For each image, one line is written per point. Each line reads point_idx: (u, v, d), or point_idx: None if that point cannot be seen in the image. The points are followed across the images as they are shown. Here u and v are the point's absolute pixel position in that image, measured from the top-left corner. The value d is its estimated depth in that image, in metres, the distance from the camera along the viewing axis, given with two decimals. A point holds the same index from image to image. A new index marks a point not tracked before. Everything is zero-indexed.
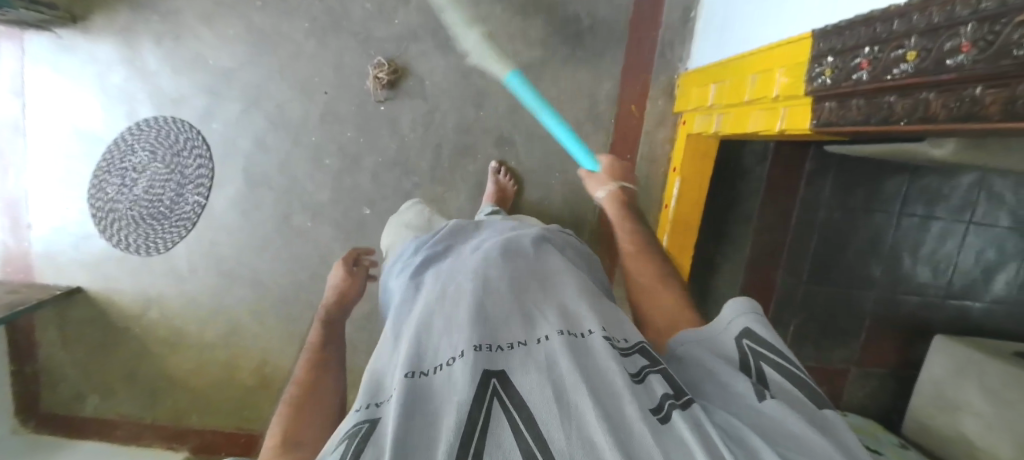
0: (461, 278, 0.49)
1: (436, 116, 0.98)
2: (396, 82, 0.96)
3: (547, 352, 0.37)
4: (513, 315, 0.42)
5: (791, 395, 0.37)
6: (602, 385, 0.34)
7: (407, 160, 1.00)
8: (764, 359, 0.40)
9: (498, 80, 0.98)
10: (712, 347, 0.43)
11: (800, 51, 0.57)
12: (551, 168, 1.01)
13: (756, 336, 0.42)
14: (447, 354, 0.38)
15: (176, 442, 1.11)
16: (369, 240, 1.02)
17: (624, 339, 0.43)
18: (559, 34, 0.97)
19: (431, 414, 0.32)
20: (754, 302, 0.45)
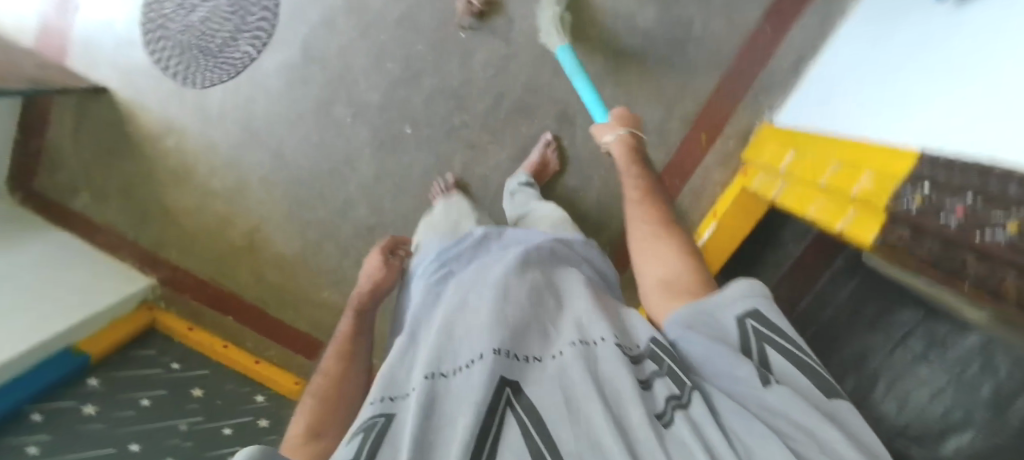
0: (483, 285, 0.50)
1: (511, 65, 0.94)
2: (485, 18, 0.93)
3: (562, 365, 0.38)
4: (532, 332, 0.43)
5: (799, 378, 0.35)
6: (614, 392, 0.35)
7: (465, 96, 0.96)
8: (766, 339, 0.37)
9: (586, 54, 0.93)
10: (707, 327, 0.40)
11: (897, 164, 0.54)
12: (599, 163, 0.97)
13: (761, 317, 0.38)
14: (466, 356, 0.40)
15: (149, 269, 1.15)
16: (398, 157, 1.00)
17: (636, 345, 0.43)
18: (663, 34, 0.92)
19: (454, 413, 0.35)
20: (754, 281, 0.41)
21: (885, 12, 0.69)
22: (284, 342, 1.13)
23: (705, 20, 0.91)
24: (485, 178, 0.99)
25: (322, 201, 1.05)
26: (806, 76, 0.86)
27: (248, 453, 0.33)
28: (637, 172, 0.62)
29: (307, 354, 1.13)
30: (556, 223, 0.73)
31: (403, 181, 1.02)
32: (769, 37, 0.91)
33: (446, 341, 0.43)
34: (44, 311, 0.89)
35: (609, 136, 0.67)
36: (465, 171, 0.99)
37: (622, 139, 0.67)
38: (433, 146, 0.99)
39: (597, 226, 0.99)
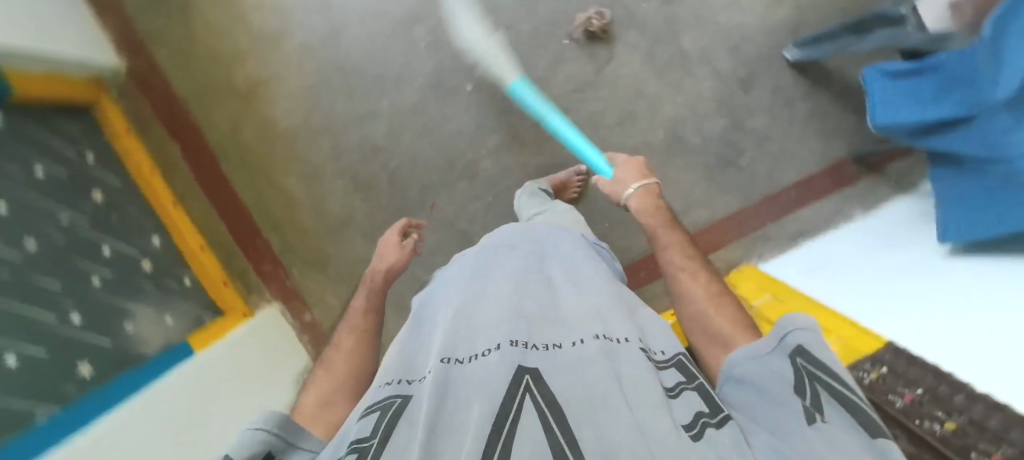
0: (497, 288, 0.55)
1: (588, 92, 0.97)
2: (592, 40, 0.97)
3: (579, 355, 0.42)
4: (551, 327, 0.48)
5: (850, 421, 0.34)
6: (643, 390, 0.38)
7: (534, 92, 0.98)
8: (820, 380, 0.37)
9: (652, 123, 0.98)
10: (758, 367, 0.42)
11: (865, 343, 0.65)
12: (610, 216, 1.01)
13: (808, 356, 0.39)
14: (483, 346, 0.45)
15: (122, 49, 1.05)
16: (443, 105, 0.99)
17: (662, 352, 0.48)
18: (720, 146, 0.99)
19: (480, 388, 0.38)
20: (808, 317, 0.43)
21: (879, 249, 0.89)
22: (212, 202, 1.07)
23: (756, 157, 1.00)
24: (508, 170, 1.00)
25: (348, 97, 1.01)
26: (795, 250, 0.99)
27: (263, 418, 0.40)
28: (670, 228, 0.67)
29: (229, 225, 1.07)
30: (564, 227, 0.75)
31: (433, 127, 1.00)
32: (791, 200, 1.02)
33: (455, 330, 0.48)
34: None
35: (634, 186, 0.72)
36: (494, 152, 1.00)
37: (646, 191, 0.72)
38: (481, 113, 0.99)
39: None
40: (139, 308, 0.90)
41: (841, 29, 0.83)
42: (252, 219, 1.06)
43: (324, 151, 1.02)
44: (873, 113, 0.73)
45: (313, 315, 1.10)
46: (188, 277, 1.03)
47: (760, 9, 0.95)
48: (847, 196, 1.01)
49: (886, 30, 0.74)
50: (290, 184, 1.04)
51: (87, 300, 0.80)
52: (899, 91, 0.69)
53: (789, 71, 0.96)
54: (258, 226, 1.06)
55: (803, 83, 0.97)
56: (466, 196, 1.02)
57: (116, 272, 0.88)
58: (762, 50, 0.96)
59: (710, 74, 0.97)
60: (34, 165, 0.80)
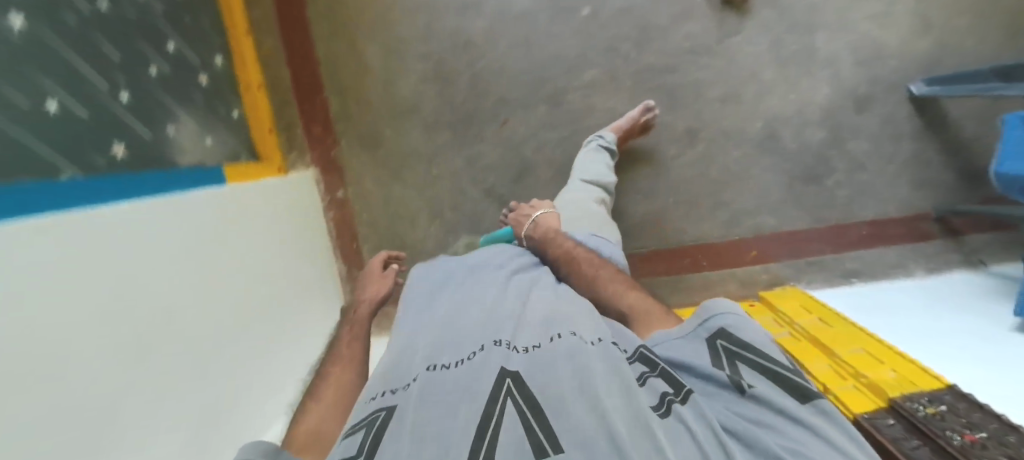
0: (477, 298, 0.59)
1: (703, 57, 0.92)
2: (726, 6, 0.91)
3: (556, 352, 0.43)
4: (536, 326, 0.50)
5: (774, 386, 0.38)
6: (615, 379, 0.38)
7: (649, 39, 0.92)
8: (740, 357, 0.41)
9: (755, 111, 0.93)
10: (684, 348, 0.45)
11: (924, 380, 0.65)
12: (675, 191, 0.98)
13: (729, 336, 0.43)
14: (466, 352, 0.47)
15: None
16: (553, 21, 0.94)
17: (626, 350, 0.46)
18: (811, 159, 0.94)
19: (469, 394, 0.40)
20: (725, 301, 0.47)
21: (937, 309, 0.85)
22: (286, 44, 1.02)
23: (843, 182, 0.95)
24: (594, 110, 0.96)
25: None
26: (840, 288, 0.97)
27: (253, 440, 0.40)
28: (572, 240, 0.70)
29: (295, 73, 1.02)
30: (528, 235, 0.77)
31: (534, 41, 0.95)
32: (861, 236, 0.97)
33: (434, 341, 0.51)
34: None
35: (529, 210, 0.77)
36: (584, 87, 0.95)
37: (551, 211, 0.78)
38: (587, 42, 0.93)
39: (625, 227, 1.00)
40: (185, 116, 0.84)
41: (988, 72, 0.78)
42: (319, 74, 1.01)
43: (416, 30, 0.97)
44: (1000, 161, 0.72)
45: (346, 193, 1.06)
46: (237, 110, 0.97)
47: (905, 32, 0.90)
48: (915, 252, 0.97)
49: None
50: (368, 51, 0.98)
51: (139, 86, 0.74)
52: None
53: (907, 105, 0.91)
54: (324, 84, 1.01)
55: (917, 122, 0.92)
56: (541, 123, 0.97)
57: (172, 70, 0.82)
58: (890, 74, 0.91)
59: (828, 80, 0.91)
60: None
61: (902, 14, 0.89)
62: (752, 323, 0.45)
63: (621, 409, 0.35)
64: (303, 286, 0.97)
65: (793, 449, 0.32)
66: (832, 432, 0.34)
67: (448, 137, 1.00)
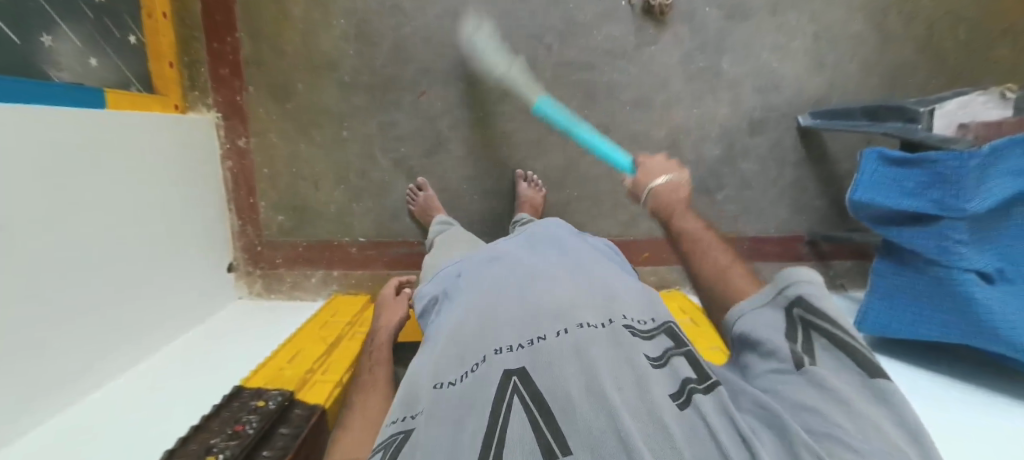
0: (481, 295, 0.60)
1: (619, 60, 0.96)
2: (648, 15, 0.95)
3: (561, 348, 0.44)
4: (533, 321, 0.50)
5: (842, 364, 0.38)
6: (626, 372, 0.40)
7: (572, 34, 0.95)
8: (814, 326, 0.41)
9: (661, 119, 0.98)
10: (754, 320, 0.45)
11: None
12: (581, 185, 1.01)
13: (808, 306, 0.42)
14: (472, 361, 0.48)
15: None
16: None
17: (651, 324, 0.52)
18: (707, 173, 1.00)
19: (473, 408, 0.41)
20: (809, 271, 0.45)
21: None
22: None
23: (732, 197, 1.02)
24: (513, 95, 0.97)
25: None
26: None
27: None
28: (691, 214, 0.63)
29: (206, 8, 0.95)
30: (550, 223, 0.78)
31: (461, 18, 0.95)
32: (744, 250, 1.04)
33: (448, 348, 0.52)
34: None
35: (653, 176, 0.67)
36: (505, 71, 0.96)
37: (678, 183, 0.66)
38: (513, 27, 0.95)
39: None
40: (67, 29, 0.77)
41: (858, 110, 0.86)
42: (234, 12, 0.94)
43: None
44: (856, 189, 0.77)
45: (248, 142, 1.00)
46: (135, 36, 0.89)
47: (802, 68, 0.97)
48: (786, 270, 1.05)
49: (899, 123, 0.79)
50: None
51: None
52: (894, 176, 0.73)
53: (794, 135, 0.99)
54: (238, 25, 0.95)
55: (802, 152, 1.00)
56: (459, 100, 0.98)
57: None
58: (784, 104, 0.98)
59: (729, 101, 0.98)
60: None
61: (800, 49, 0.96)
62: (830, 294, 0.43)
63: (634, 405, 0.36)
64: (186, 234, 0.90)
65: (832, 436, 0.32)
66: (892, 427, 0.32)
67: (364, 100, 0.98)
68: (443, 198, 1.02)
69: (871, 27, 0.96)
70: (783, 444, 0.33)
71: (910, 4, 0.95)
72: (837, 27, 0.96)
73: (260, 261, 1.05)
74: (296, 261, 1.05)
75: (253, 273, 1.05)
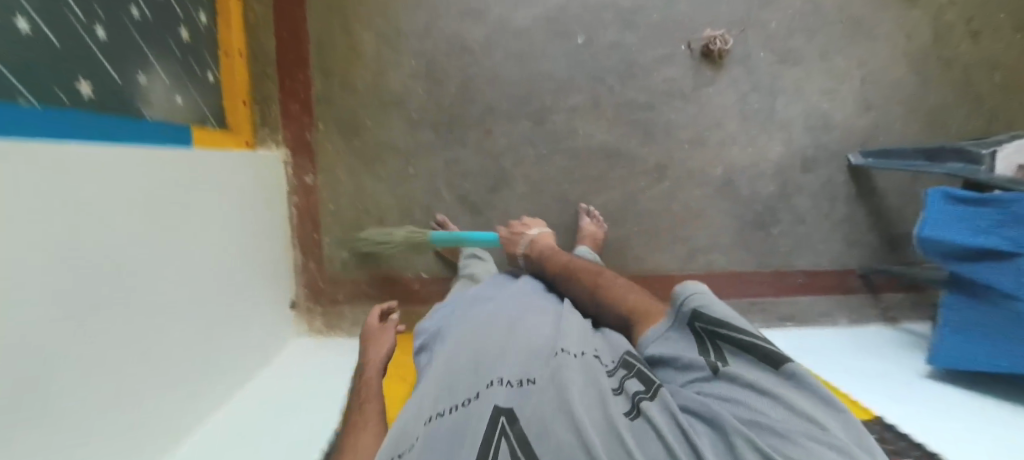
0: (461, 338, 0.66)
1: (678, 101, 1.00)
2: (705, 58, 0.99)
3: (544, 382, 0.52)
4: (522, 360, 0.58)
5: (747, 360, 0.48)
6: (592, 394, 0.50)
7: (635, 77, 0.99)
8: (721, 337, 0.52)
9: (718, 157, 1.02)
10: (672, 340, 0.56)
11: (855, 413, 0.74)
12: (641, 221, 1.03)
13: (702, 316, 0.54)
14: (461, 399, 0.54)
15: None
16: (549, 44, 0.97)
17: (612, 361, 0.60)
18: (761, 208, 1.04)
19: (465, 440, 0.46)
20: (699, 286, 0.56)
21: (855, 353, 0.97)
22: (276, 15, 0.96)
23: (786, 232, 1.05)
24: (575, 134, 1.00)
25: None
26: (774, 330, 1.06)
27: None
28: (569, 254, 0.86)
29: (279, 47, 0.97)
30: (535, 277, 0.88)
31: (527, 60, 0.98)
32: (796, 284, 1.07)
33: (437, 388, 0.57)
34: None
35: (529, 231, 0.93)
36: (568, 111, 0.99)
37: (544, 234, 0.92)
38: (576, 68, 0.98)
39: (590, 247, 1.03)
40: (158, 68, 0.78)
41: (913, 151, 0.91)
42: (306, 51, 0.96)
43: (416, 28, 0.96)
44: (922, 226, 0.83)
45: (315, 179, 1.01)
46: (211, 72, 0.91)
47: (849, 108, 1.02)
48: (837, 302, 1.08)
49: (960, 165, 0.84)
50: (361, 39, 0.96)
51: (117, 24, 0.69)
52: (958, 214, 0.79)
53: (844, 172, 1.04)
54: (310, 63, 0.97)
55: (851, 188, 1.04)
56: (523, 137, 1.00)
57: (155, 15, 0.77)
58: (834, 142, 1.02)
59: (782, 140, 1.02)
60: None
61: (850, 92, 1.01)
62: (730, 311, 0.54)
63: (598, 420, 0.45)
64: (260, 268, 0.91)
65: (757, 422, 0.41)
66: (807, 402, 0.42)
67: (429, 138, 1.00)
68: (504, 233, 1.04)
69: (914, 72, 1.02)
70: (715, 429, 0.42)
71: (946, 50, 1.02)
72: (883, 72, 1.01)
73: (321, 296, 1.05)
74: (360, 296, 1.05)
75: (314, 308, 1.06)
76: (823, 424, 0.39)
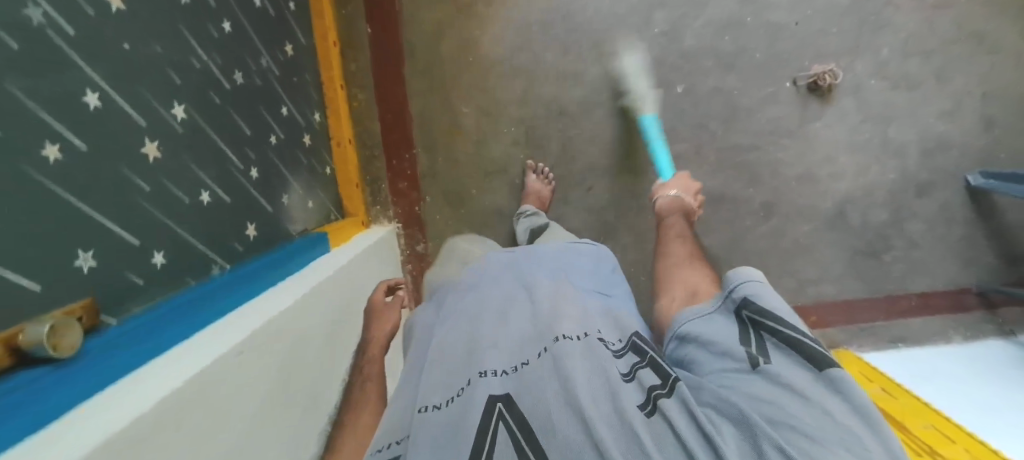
0: (466, 307, 0.57)
1: (785, 139, 0.99)
2: (812, 92, 0.98)
3: (541, 366, 0.43)
4: (523, 343, 0.48)
5: (791, 361, 0.38)
6: (601, 382, 0.39)
7: (739, 120, 0.98)
8: (764, 328, 0.43)
9: (826, 190, 1.01)
10: (710, 325, 0.47)
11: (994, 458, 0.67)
12: (749, 259, 1.03)
13: (753, 306, 0.45)
14: (457, 386, 0.45)
15: None
16: (651, 97, 0.97)
17: (618, 341, 0.49)
18: (873, 235, 1.03)
19: (457, 433, 0.38)
20: (758, 273, 0.48)
21: (991, 364, 0.91)
22: (380, 98, 0.99)
23: (899, 257, 1.03)
24: (679, 182, 1.00)
25: (559, 50, 0.96)
26: (889, 352, 1.04)
27: None
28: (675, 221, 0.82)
29: (384, 128, 1.00)
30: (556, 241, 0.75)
31: (627, 115, 0.98)
32: (911, 306, 1.05)
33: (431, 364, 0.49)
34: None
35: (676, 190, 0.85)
36: (671, 160, 0.99)
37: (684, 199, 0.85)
38: (678, 118, 0.98)
39: None
40: (295, 183, 0.84)
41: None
42: (410, 130, 1.00)
43: (512, 94, 0.97)
44: None
45: (426, 247, 1.05)
46: (329, 166, 0.96)
47: (966, 128, 0.99)
48: (956, 323, 1.05)
49: None
50: (462, 110, 0.98)
51: (264, 158, 0.76)
52: None
53: (962, 193, 1.00)
54: (414, 140, 1.00)
55: (970, 209, 1.01)
56: (626, 190, 1.01)
57: (286, 135, 0.83)
58: (950, 164, 1.00)
59: (894, 168, 1.00)
60: None
61: (965, 113, 0.98)
62: (783, 300, 0.45)
63: (608, 416, 0.35)
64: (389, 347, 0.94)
65: (790, 427, 0.33)
66: (842, 413, 0.33)
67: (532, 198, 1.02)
68: None
69: None
70: (749, 440, 0.33)
71: None
72: (1003, 88, 0.97)
73: None
74: None
75: None
76: (868, 444, 0.31)
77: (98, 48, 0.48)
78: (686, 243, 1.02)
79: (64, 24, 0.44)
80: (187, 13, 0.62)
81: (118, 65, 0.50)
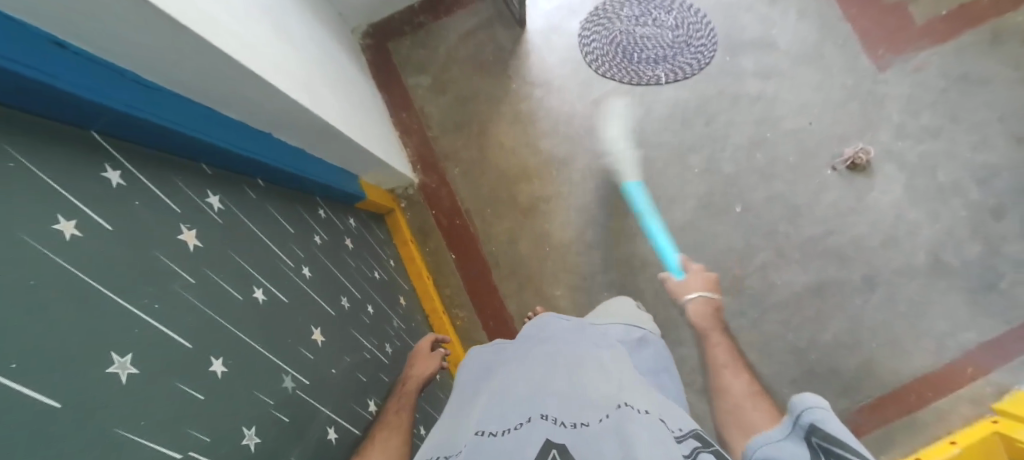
0: (526, 359, 0.52)
1: (853, 216, 1.04)
2: (854, 171, 1.05)
3: (603, 426, 0.35)
4: (579, 397, 0.41)
5: None
6: (658, 447, 0.32)
7: (803, 214, 1.05)
8: (834, 456, 0.33)
9: (914, 244, 1.02)
10: (777, 449, 0.37)
11: None
12: (877, 334, 1.01)
13: (820, 431, 0.35)
14: (515, 419, 0.40)
15: (418, 167, 1.13)
16: (717, 222, 1.06)
17: (680, 429, 0.38)
18: (981, 270, 1.00)
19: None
20: (822, 399, 0.38)
21: None
22: (479, 308, 1.06)
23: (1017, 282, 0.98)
24: (774, 286, 1.04)
25: (621, 213, 1.07)
26: None
27: None
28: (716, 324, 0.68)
29: (491, 334, 1.05)
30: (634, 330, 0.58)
31: (702, 246, 1.05)
32: None
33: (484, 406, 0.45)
34: (276, 52, 0.58)
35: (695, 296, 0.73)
36: (758, 269, 1.04)
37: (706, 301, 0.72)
38: (749, 232, 1.05)
39: (846, 382, 1.00)
40: None
41: None
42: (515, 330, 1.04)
43: (593, 263, 1.05)
44: None
45: None
46: None
47: (1006, 148, 1.02)
48: None
49: None
50: (554, 293, 1.04)
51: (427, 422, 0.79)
52: None
53: None
54: None
55: None
56: (730, 311, 1.04)
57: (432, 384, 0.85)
58: (1007, 185, 1.01)
59: (966, 205, 1.02)
60: (374, 268, 0.88)
61: (999, 138, 1.02)
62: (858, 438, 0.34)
63: None
64: None
65: None
66: None
67: None
68: None
69: None
70: None
71: None
72: None
73: None
74: None
75: None
76: None
77: (322, 383, 0.53)
78: (807, 340, 1.02)
79: (302, 376, 0.50)
80: (350, 318, 0.67)
81: (335, 390, 0.55)
